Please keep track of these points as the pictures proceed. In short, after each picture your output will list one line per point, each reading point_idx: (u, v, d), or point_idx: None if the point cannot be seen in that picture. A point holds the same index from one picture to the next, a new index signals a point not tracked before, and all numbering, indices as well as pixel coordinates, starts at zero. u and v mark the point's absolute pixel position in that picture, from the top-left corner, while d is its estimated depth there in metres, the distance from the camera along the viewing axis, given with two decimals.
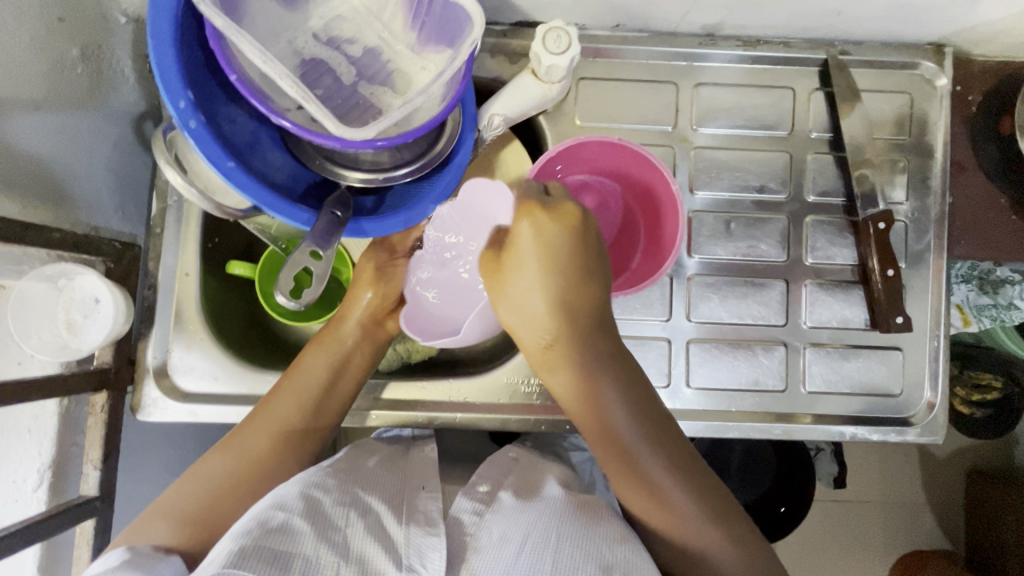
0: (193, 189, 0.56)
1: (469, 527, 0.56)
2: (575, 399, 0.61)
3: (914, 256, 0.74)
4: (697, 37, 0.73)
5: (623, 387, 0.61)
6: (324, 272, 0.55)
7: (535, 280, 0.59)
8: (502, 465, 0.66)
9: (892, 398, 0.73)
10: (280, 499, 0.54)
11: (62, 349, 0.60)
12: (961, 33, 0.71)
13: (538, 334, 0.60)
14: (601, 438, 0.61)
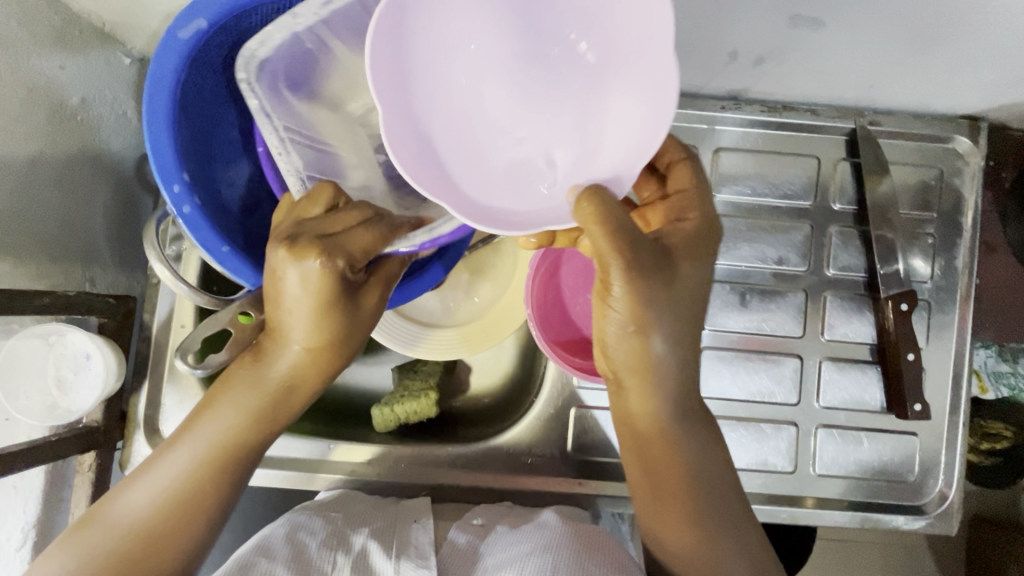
0: (183, 283, 0.52)
1: (466, 560, 0.59)
2: (671, 449, 0.52)
3: (936, 336, 0.71)
4: (720, 100, 0.70)
5: (711, 440, 0.54)
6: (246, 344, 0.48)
7: (676, 318, 0.48)
8: (499, 506, 0.67)
9: (904, 484, 0.71)
10: (266, 541, 0.55)
11: (51, 410, 0.58)
12: (998, 108, 0.67)
13: (653, 377, 0.50)
14: (679, 487, 0.52)
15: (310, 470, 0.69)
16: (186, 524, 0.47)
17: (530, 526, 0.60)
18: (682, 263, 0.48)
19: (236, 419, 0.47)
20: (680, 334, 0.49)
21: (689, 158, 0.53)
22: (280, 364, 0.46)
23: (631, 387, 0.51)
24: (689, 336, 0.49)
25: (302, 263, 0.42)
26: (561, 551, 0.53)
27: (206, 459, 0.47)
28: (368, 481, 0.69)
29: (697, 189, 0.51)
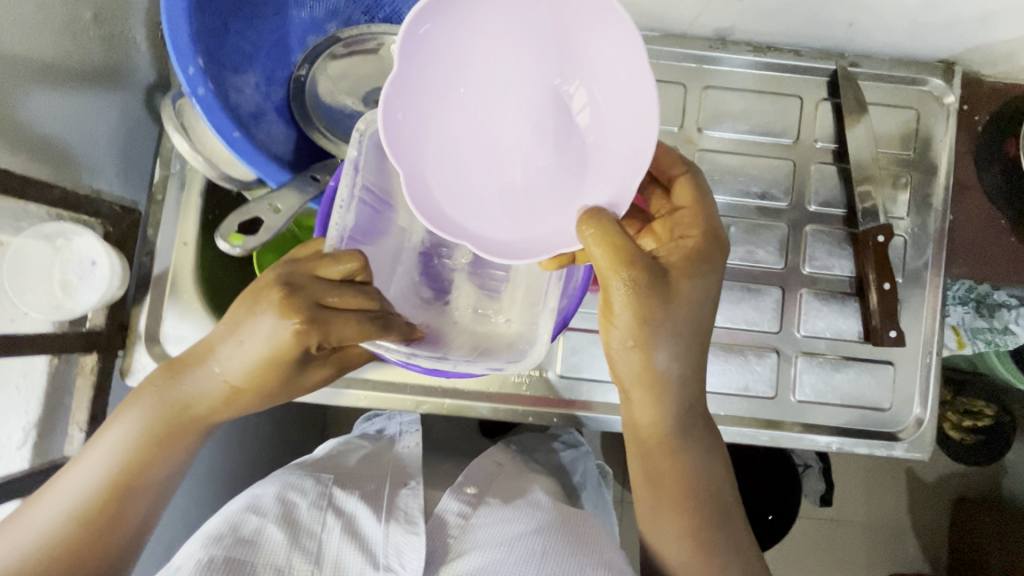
0: (199, 155, 0.56)
1: (453, 529, 0.57)
2: (671, 456, 0.58)
3: (912, 272, 0.74)
4: (708, 40, 0.73)
5: (711, 446, 0.59)
6: (277, 227, 0.49)
7: (677, 334, 0.52)
8: (487, 469, 0.66)
9: (880, 412, 0.73)
10: (256, 499, 0.56)
11: (56, 309, 0.59)
12: (972, 52, 0.71)
13: (656, 389, 0.54)
14: (679, 491, 0.58)
15: None
16: (122, 512, 0.55)
17: (522, 504, 0.59)
18: (683, 280, 0.51)
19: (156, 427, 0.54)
20: (680, 349, 0.52)
21: (692, 177, 0.56)
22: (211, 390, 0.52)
23: (637, 399, 0.56)
24: (692, 346, 0.53)
25: (280, 328, 0.46)
26: (553, 536, 0.54)
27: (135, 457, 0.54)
28: (362, 400, 0.71)
29: (703, 212, 0.54)
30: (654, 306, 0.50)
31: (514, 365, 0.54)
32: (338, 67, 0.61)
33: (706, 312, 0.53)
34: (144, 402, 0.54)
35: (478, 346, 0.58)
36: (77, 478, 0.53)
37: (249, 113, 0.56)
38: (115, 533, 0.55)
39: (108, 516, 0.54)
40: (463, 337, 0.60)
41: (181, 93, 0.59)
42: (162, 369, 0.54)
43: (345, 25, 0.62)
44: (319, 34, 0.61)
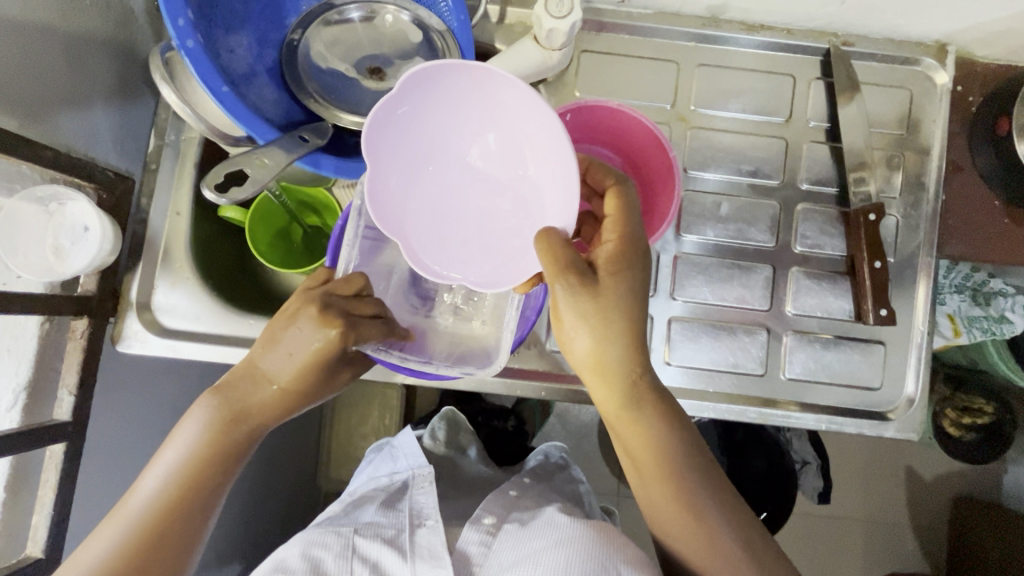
0: (187, 108, 0.57)
1: (476, 559, 0.54)
2: (634, 433, 0.55)
3: (905, 253, 0.74)
4: (701, 18, 0.73)
5: (672, 419, 0.55)
6: (264, 181, 0.50)
7: (612, 323, 0.51)
8: (503, 497, 0.63)
9: (871, 391, 0.73)
10: (281, 562, 0.53)
11: (48, 271, 0.60)
12: (965, 32, 0.71)
13: (610, 375, 0.53)
14: (660, 474, 0.54)
15: None
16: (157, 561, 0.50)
17: (540, 522, 0.56)
18: (610, 268, 0.52)
19: (196, 460, 0.52)
20: (624, 332, 0.52)
21: (619, 181, 0.54)
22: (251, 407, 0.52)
23: (595, 385, 0.55)
24: (635, 327, 0.53)
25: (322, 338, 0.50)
26: (577, 555, 0.50)
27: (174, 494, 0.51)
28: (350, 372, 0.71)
29: (627, 211, 0.53)
30: (592, 304, 0.50)
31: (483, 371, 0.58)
32: (332, 33, 0.61)
33: (641, 299, 0.52)
34: (177, 441, 0.52)
35: (457, 352, 0.61)
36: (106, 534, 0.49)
37: (239, 71, 0.57)
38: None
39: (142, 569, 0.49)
40: (444, 339, 0.62)
41: (171, 46, 0.60)
42: (209, 394, 0.53)
43: None
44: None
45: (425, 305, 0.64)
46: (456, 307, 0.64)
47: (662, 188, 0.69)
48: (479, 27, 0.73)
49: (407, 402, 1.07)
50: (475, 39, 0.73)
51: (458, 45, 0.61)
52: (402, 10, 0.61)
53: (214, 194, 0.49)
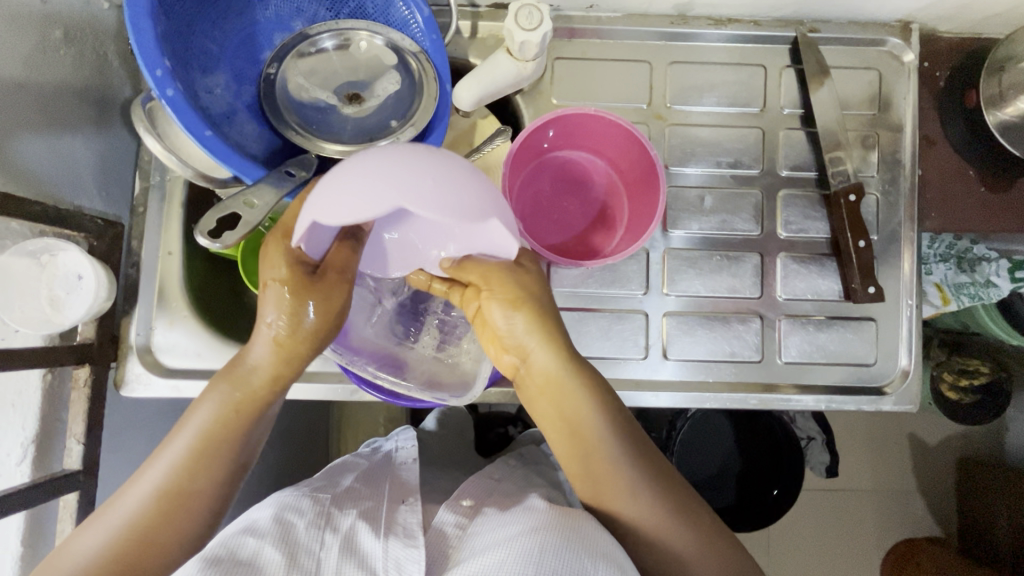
0: (172, 155, 0.58)
1: (452, 540, 0.55)
2: (568, 407, 0.56)
3: (887, 229, 0.76)
4: (669, 16, 0.74)
5: (602, 395, 0.57)
6: (255, 219, 0.50)
7: (530, 306, 0.56)
8: (483, 485, 0.66)
9: (867, 367, 0.75)
10: (252, 523, 0.54)
11: (46, 323, 0.60)
12: (927, 9, 0.72)
13: (541, 344, 0.56)
14: (590, 447, 0.56)
15: (300, 384, 0.71)
16: (185, 513, 0.52)
17: (518, 508, 0.57)
18: (530, 271, 0.57)
19: (187, 460, 0.53)
20: (544, 312, 0.56)
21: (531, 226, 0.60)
22: (255, 378, 0.54)
23: (531, 356, 0.57)
24: (552, 307, 0.57)
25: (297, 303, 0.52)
26: (549, 532, 0.51)
27: (191, 461, 0.53)
28: (355, 395, 0.71)
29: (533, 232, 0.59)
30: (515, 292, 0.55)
31: (455, 399, 0.61)
32: (307, 64, 0.62)
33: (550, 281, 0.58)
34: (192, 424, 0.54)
35: (432, 376, 0.63)
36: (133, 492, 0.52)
37: (219, 114, 0.58)
38: (177, 539, 0.52)
39: (172, 518, 0.52)
40: (423, 366, 0.64)
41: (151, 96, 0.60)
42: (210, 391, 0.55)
43: (312, 21, 0.63)
44: (286, 32, 0.63)
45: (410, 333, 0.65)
46: (437, 345, 0.65)
47: (641, 201, 0.71)
48: (453, 44, 0.74)
49: (415, 415, 1.08)
50: (449, 56, 0.74)
51: (433, 64, 0.62)
52: (375, 34, 0.62)
53: (208, 241, 0.49)
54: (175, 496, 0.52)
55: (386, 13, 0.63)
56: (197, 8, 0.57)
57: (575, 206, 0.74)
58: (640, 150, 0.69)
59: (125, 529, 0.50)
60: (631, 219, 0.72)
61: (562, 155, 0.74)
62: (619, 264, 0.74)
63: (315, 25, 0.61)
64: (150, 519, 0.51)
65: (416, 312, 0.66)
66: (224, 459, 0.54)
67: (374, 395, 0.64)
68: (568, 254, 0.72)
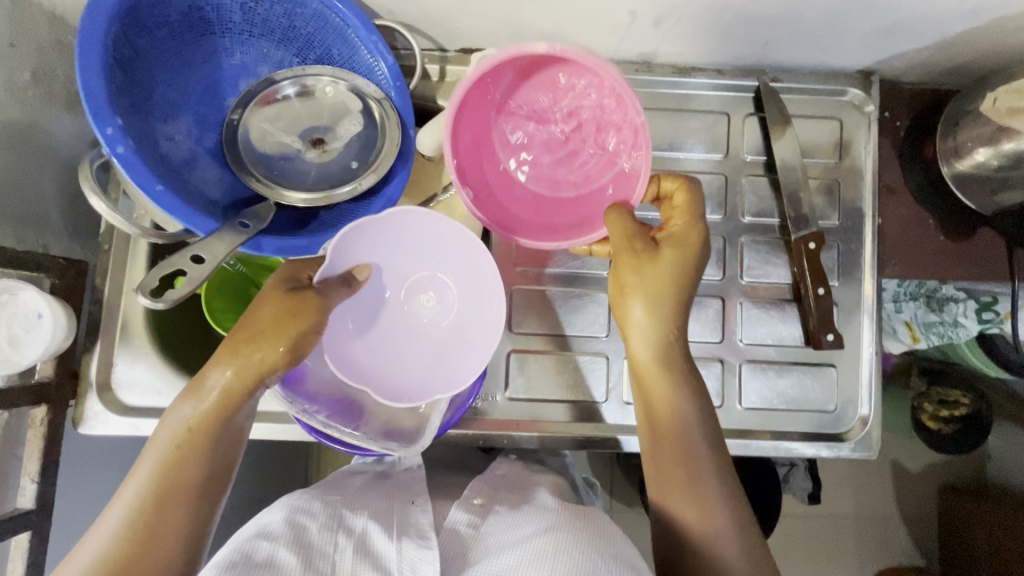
0: (118, 214, 0.55)
1: (467, 538, 0.56)
2: (656, 394, 0.59)
3: (849, 275, 0.77)
4: (634, 63, 0.75)
5: (697, 397, 0.59)
6: (202, 278, 0.52)
7: (682, 304, 0.60)
8: (489, 484, 0.67)
9: (826, 414, 0.75)
10: (266, 527, 0.54)
11: (3, 361, 0.60)
12: (886, 62, 0.74)
13: (654, 343, 0.59)
14: (674, 444, 0.58)
15: (262, 424, 0.71)
16: (163, 534, 0.51)
17: (529, 507, 0.58)
18: (667, 249, 0.59)
19: (167, 465, 0.52)
20: (656, 304, 0.59)
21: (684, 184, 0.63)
22: (214, 393, 0.53)
23: (632, 348, 0.61)
24: (669, 305, 0.59)
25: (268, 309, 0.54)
26: (567, 532, 0.52)
27: (166, 472, 0.52)
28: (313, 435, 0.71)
29: (694, 203, 0.61)
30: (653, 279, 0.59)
31: (402, 450, 0.60)
32: (271, 111, 0.63)
33: (695, 272, 0.60)
34: (168, 428, 0.53)
35: (390, 425, 0.64)
36: (105, 522, 0.50)
37: (179, 161, 0.59)
38: (152, 568, 0.49)
39: (149, 543, 0.50)
40: (382, 412, 0.65)
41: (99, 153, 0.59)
42: (184, 394, 0.54)
43: (277, 67, 0.64)
44: (251, 77, 0.63)
45: None
46: None
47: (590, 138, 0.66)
48: (421, 86, 0.75)
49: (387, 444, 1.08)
50: (417, 98, 0.75)
51: (397, 110, 0.62)
52: (339, 80, 0.62)
53: (151, 299, 0.51)
54: (148, 518, 0.50)
55: (351, 59, 0.62)
56: (158, 60, 0.58)
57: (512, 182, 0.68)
58: (544, 77, 0.64)
59: (103, 553, 0.49)
60: (587, 130, 0.66)
61: (475, 119, 0.65)
62: (581, 307, 0.75)
63: (280, 71, 0.62)
64: (132, 537, 0.50)
65: None
66: (207, 458, 0.53)
67: (330, 446, 0.63)
68: (550, 236, 0.65)
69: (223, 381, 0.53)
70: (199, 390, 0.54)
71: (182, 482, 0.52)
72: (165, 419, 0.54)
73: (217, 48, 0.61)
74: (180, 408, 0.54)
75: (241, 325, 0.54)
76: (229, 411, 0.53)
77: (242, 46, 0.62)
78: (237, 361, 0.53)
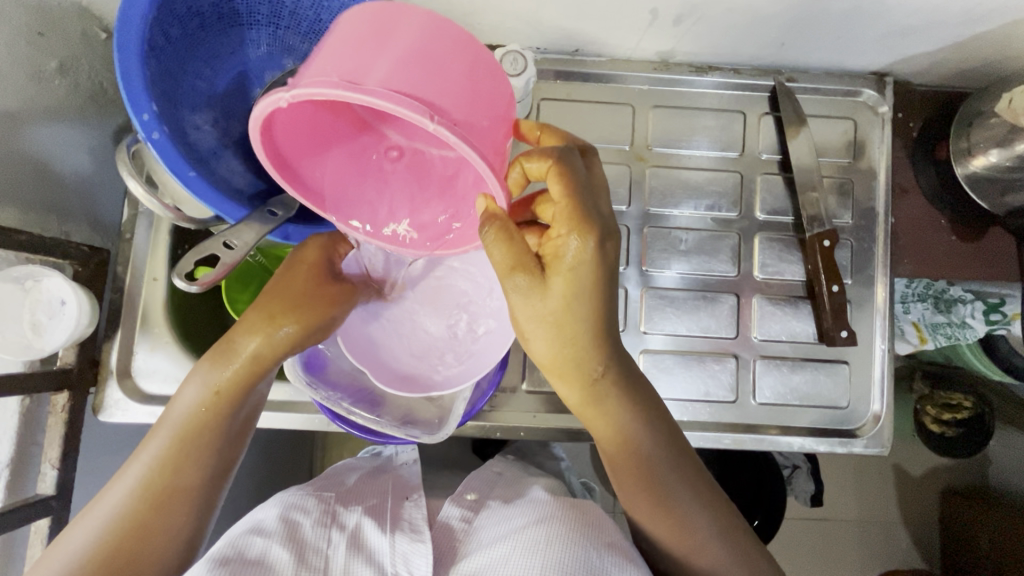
0: (153, 199, 0.57)
1: (458, 534, 0.56)
2: (600, 427, 0.57)
3: (861, 274, 0.78)
4: (652, 62, 0.76)
5: (649, 414, 0.57)
6: (233, 261, 0.53)
7: (603, 327, 0.52)
8: (487, 479, 0.66)
9: (838, 410, 0.76)
10: (258, 522, 0.54)
11: (25, 348, 0.61)
12: (900, 64, 0.75)
13: (578, 373, 0.54)
14: (630, 466, 0.56)
15: (281, 414, 0.72)
16: (178, 506, 0.51)
17: (521, 502, 0.58)
18: (557, 278, 0.49)
19: (187, 433, 0.52)
20: (557, 341, 0.52)
21: (557, 159, 0.49)
22: (240, 362, 0.54)
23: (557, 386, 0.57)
24: (574, 337, 0.52)
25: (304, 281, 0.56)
26: (557, 524, 0.51)
27: (183, 441, 0.52)
28: (331, 425, 0.72)
29: (573, 192, 0.49)
30: (546, 312, 0.50)
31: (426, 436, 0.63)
32: None
33: (603, 290, 0.51)
34: (189, 394, 0.53)
35: (408, 413, 0.65)
36: (121, 481, 0.51)
37: (207, 150, 0.60)
38: (166, 531, 0.50)
39: (163, 513, 0.50)
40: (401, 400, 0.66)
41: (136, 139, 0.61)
42: (204, 361, 0.54)
43: (302, 60, 0.65)
44: (277, 70, 0.64)
45: None
46: None
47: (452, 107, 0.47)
48: None
49: None
50: None
51: None
52: None
53: (185, 282, 0.53)
54: (165, 486, 0.51)
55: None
56: (189, 48, 0.58)
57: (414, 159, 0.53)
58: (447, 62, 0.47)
59: (118, 518, 0.49)
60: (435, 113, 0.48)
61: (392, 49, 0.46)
62: None
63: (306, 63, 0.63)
64: (147, 504, 0.50)
65: None
66: (226, 431, 0.54)
67: (348, 430, 0.65)
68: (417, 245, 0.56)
69: (244, 355, 0.54)
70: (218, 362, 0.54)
71: (201, 449, 0.52)
72: (183, 387, 0.55)
73: (244, 39, 0.62)
74: (197, 377, 0.54)
75: (276, 295, 0.55)
76: (253, 382, 0.54)
77: (269, 38, 0.63)
78: (261, 335, 0.54)
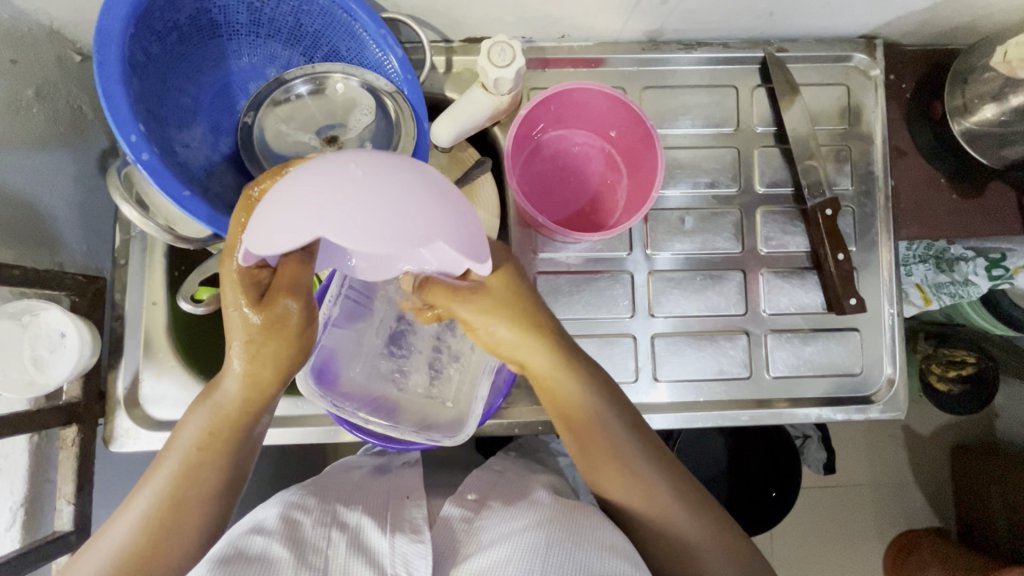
0: (149, 222, 0.58)
1: (460, 533, 0.54)
2: (584, 413, 0.57)
3: (865, 239, 0.78)
4: (640, 43, 0.76)
5: (621, 410, 0.58)
6: None
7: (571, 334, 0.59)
8: (487, 478, 0.65)
9: (852, 377, 0.76)
10: (259, 522, 0.53)
11: (29, 385, 0.59)
12: (889, 25, 0.74)
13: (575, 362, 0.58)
14: (609, 459, 0.57)
15: (296, 429, 0.71)
16: (177, 539, 0.52)
17: (522, 503, 0.57)
18: (495, 281, 0.56)
19: (185, 469, 0.53)
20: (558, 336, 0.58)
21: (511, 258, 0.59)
22: (232, 402, 0.53)
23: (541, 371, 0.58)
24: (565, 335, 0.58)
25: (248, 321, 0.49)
26: (555, 526, 0.51)
27: (183, 478, 0.53)
28: (347, 435, 0.71)
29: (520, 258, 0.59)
30: (496, 303, 0.55)
31: (448, 439, 0.62)
32: (284, 111, 0.62)
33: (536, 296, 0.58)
34: (188, 432, 0.54)
35: (425, 419, 0.64)
36: (124, 518, 0.51)
37: (197, 167, 0.58)
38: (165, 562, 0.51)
39: (164, 544, 0.51)
40: (416, 406, 0.65)
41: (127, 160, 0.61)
42: (201, 400, 0.55)
43: (285, 68, 0.63)
44: (261, 79, 0.63)
45: (401, 371, 0.67)
46: (429, 386, 0.67)
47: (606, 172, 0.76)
48: (428, 79, 0.74)
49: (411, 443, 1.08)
50: (426, 91, 0.75)
51: (410, 104, 0.60)
52: (351, 76, 0.61)
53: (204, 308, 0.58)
54: (163, 521, 0.51)
55: (360, 55, 0.61)
56: (169, 65, 0.57)
57: (563, 191, 0.75)
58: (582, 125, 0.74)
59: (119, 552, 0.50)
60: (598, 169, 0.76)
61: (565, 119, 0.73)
62: (603, 290, 0.75)
63: (291, 70, 0.61)
64: (147, 538, 0.50)
65: (405, 347, 0.67)
66: (226, 464, 0.54)
67: (365, 440, 0.64)
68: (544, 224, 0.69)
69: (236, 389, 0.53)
70: (215, 401, 0.54)
71: (199, 487, 0.53)
72: (183, 424, 0.55)
73: (224, 51, 0.60)
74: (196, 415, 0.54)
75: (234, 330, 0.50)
76: (248, 423, 0.54)
77: (250, 49, 0.61)
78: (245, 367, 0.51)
